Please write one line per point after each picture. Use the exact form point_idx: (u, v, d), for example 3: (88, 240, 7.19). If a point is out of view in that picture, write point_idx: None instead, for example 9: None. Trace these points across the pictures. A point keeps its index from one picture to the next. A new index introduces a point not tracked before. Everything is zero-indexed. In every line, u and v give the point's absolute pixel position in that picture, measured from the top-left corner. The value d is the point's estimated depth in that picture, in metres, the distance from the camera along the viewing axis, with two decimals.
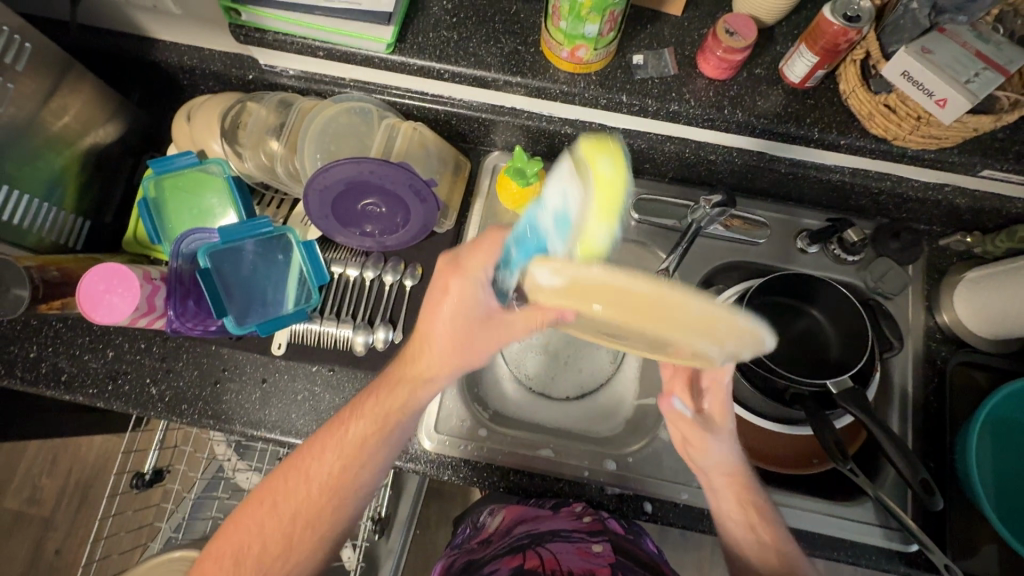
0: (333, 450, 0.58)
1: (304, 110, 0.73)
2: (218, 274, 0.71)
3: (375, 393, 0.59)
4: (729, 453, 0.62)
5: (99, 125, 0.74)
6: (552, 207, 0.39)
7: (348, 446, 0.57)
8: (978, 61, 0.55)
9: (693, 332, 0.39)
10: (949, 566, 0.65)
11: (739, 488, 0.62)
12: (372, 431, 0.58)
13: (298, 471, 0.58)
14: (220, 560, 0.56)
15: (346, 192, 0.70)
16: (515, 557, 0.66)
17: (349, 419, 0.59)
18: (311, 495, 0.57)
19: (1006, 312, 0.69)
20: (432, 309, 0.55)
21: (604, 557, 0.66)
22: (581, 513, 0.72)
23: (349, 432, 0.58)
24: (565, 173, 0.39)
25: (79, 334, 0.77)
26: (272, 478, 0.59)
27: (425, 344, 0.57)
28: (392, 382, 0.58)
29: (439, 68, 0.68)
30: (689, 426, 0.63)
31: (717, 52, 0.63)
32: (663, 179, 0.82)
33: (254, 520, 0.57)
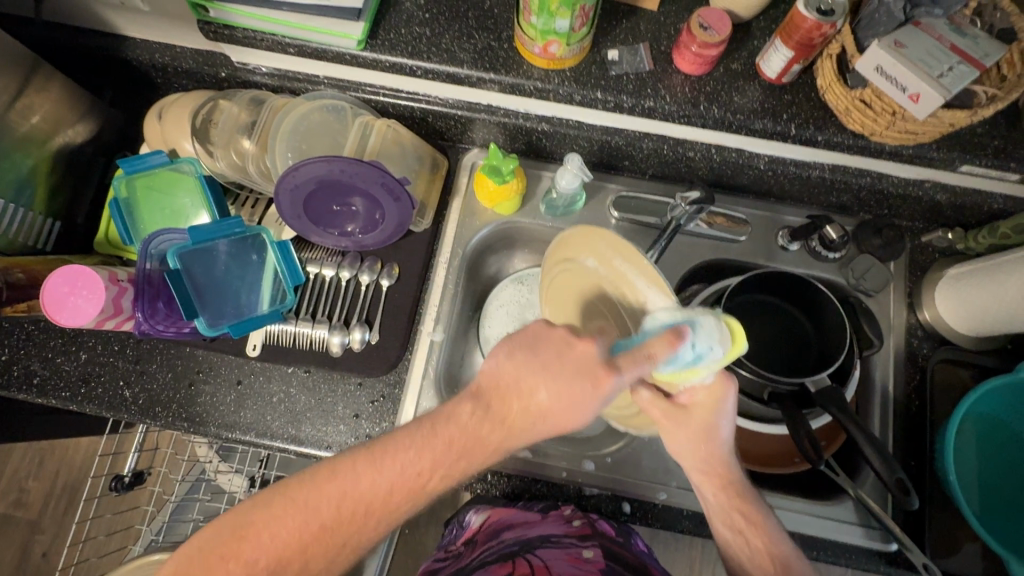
0: (402, 477, 0.46)
1: (276, 108, 0.72)
2: (188, 275, 0.70)
3: (460, 424, 0.47)
4: (714, 452, 0.55)
5: (70, 125, 0.73)
6: (691, 351, 0.47)
7: (415, 485, 0.47)
8: (953, 55, 0.54)
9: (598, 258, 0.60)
10: (927, 565, 0.64)
11: (731, 497, 0.55)
12: (445, 480, 0.47)
13: (352, 491, 0.46)
14: (251, 569, 0.45)
15: (316, 190, 0.69)
16: (504, 565, 0.61)
17: (433, 449, 0.47)
18: (370, 519, 0.47)
19: (989, 310, 0.68)
20: (559, 373, 0.47)
21: (595, 563, 0.62)
22: (570, 516, 0.68)
23: (428, 466, 0.47)
24: (714, 333, 0.46)
25: (52, 336, 0.76)
26: (303, 489, 0.46)
27: (536, 413, 0.47)
28: (481, 429, 0.48)
29: (411, 65, 0.67)
30: (676, 433, 0.55)
31: (692, 47, 0.62)
32: (644, 176, 0.81)
33: (287, 531, 0.46)
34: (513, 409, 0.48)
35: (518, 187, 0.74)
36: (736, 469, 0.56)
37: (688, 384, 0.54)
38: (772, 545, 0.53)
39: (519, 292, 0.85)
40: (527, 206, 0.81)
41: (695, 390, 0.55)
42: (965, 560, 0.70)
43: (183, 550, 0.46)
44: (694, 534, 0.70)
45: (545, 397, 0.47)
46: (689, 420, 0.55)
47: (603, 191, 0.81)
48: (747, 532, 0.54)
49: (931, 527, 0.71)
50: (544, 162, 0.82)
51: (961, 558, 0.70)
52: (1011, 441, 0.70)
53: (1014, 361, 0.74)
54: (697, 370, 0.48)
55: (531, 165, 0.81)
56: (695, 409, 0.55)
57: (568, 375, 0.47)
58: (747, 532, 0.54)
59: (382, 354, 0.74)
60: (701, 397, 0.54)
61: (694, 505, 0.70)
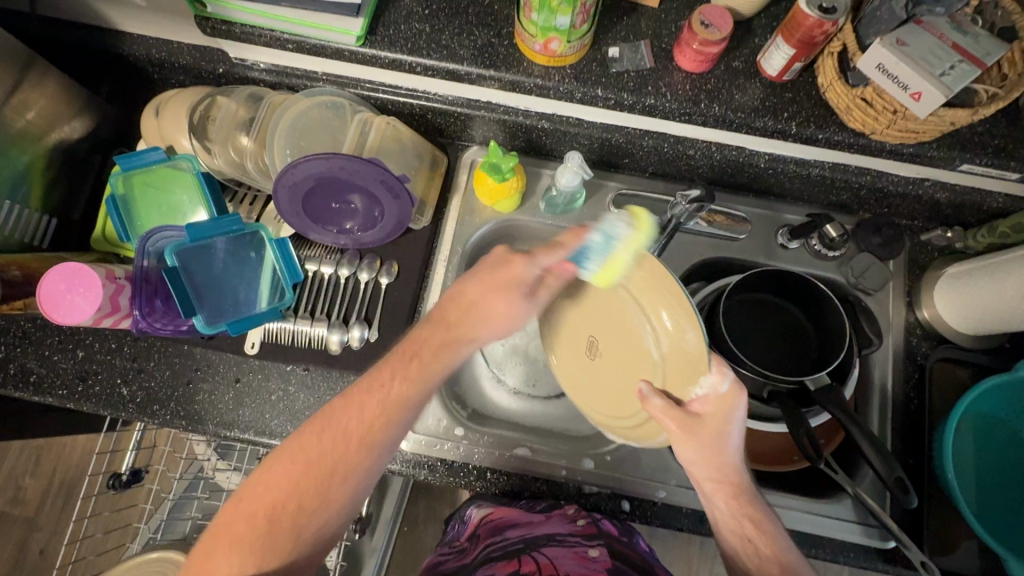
0: (370, 400, 0.53)
1: (275, 104, 0.72)
2: (186, 273, 0.70)
3: (418, 337, 0.57)
4: (725, 461, 0.56)
5: (66, 121, 0.73)
6: (605, 233, 0.56)
7: (388, 400, 0.54)
8: (955, 54, 0.54)
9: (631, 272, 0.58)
10: (925, 563, 0.64)
11: (740, 505, 0.56)
12: (407, 386, 0.54)
13: (332, 427, 0.52)
14: (252, 520, 0.50)
15: (315, 188, 0.68)
16: (510, 563, 0.63)
17: (391, 367, 0.55)
18: (350, 445, 0.52)
19: (988, 309, 0.68)
20: (489, 280, 0.57)
21: (602, 561, 0.63)
22: (574, 516, 0.69)
23: (388, 383, 0.54)
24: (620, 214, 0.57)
25: (48, 334, 0.75)
26: (292, 442, 0.52)
27: (471, 308, 0.57)
28: (433, 335, 0.57)
29: (411, 62, 0.66)
30: (685, 442, 0.56)
31: (693, 44, 0.62)
32: (643, 174, 0.81)
33: (280, 475, 0.51)
34: (457, 313, 0.57)
35: (518, 185, 0.74)
36: (745, 476, 0.57)
37: (705, 386, 0.55)
38: (781, 554, 0.54)
39: None
40: (527, 204, 0.80)
41: (708, 399, 0.56)
42: (962, 557, 0.70)
43: (204, 535, 0.51)
44: (694, 533, 0.70)
45: (480, 295, 0.57)
46: (699, 432, 0.55)
47: (603, 189, 0.80)
48: (755, 539, 0.54)
49: (929, 525, 0.71)
50: (543, 160, 0.81)
51: (959, 556, 0.70)
52: (1009, 439, 0.70)
53: (1012, 359, 0.74)
54: (617, 255, 0.57)
55: (530, 162, 0.81)
56: (709, 420, 0.55)
57: (495, 271, 0.58)
58: (756, 541, 0.54)
59: (381, 353, 0.74)
60: (713, 406, 0.55)
61: (693, 503, 0.70)
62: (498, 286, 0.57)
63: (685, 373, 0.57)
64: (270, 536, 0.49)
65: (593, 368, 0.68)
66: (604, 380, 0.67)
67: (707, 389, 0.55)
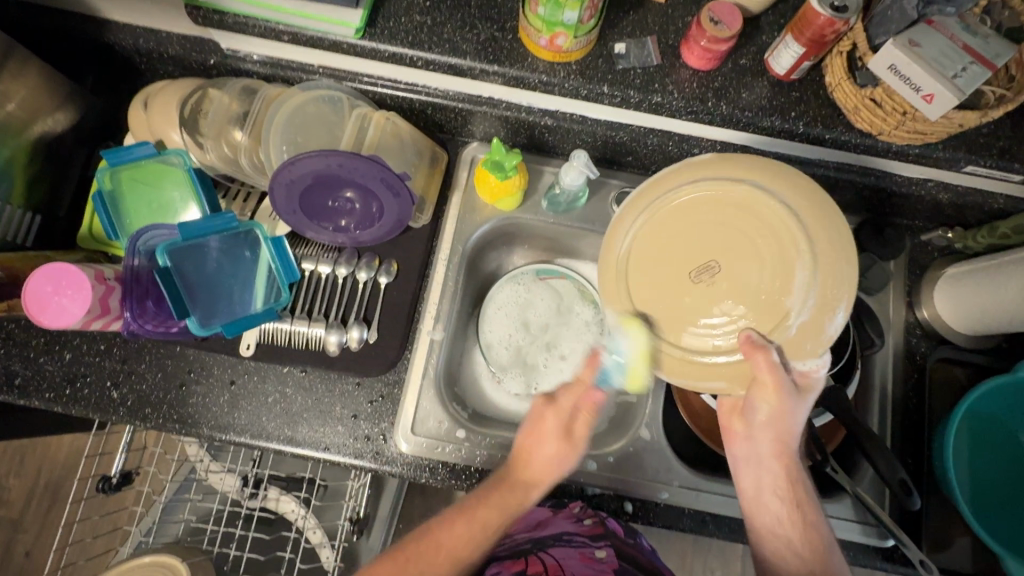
0: (462, 522, 0.56)
1: (270, 98, 0.69)
2: (180, 274, 0.68)
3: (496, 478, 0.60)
4: (795, 428, 0.56)
5: (49, 112, 0.70)
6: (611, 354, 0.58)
7: (479, 524, 0.56)
8: (965, 55, 0.53)
9: (803, 208, 0.51)
10: (923, 561, 0.65)
11: (790, 473, 0.57)
12: (494, 516, 0.57)
13: (428, 546, 0.55)
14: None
15: (313, 185, 0.66)
16: (516, 562, 0.62)
17: (482, 497, 0.58)
18: (444, 565, 0.55)
19: (987, 310, 0.68)
20: (539, 440, 0.59)
21: (608, 563, 0.62)
22: (580, 515, 0.68)
23: (480, 518, 0.56)
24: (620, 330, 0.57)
25: (33, 335, 0.72)
26: (392, 557, 0.55)
27: (528, 459, 0.59)
28: (507, 477, 0.59)
29: (411, 55, 0.64)
30: (770, 414, 0.54)
31: (701, 42, 0.61)
32: (647, 172, 0.80)
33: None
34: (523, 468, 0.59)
35: (520, 183, 0.73)
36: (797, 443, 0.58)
37: (810, 363, 0.52)
38: (819, 524, 0.57)
39: (517, 292, 0.84)
40: (528, 202, 0.79)
41: (808, 372, 0.53)
42: (957, 554, 0.71)
43: None
44: (697, 533, 0.70)
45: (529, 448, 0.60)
46: (790, 397, 0.53)
47: (605, 187, 0.79)
48: (801, 505, 0.57)
49: (926, 523, 0.72)
50: (545, 157, 0.80)
51: (953, 553, 0.71)
52: (1006, 440, 0.71)
53: (1008, 359, 0.75)
54: (634, 366, 0.57)
55: (532, 160, 0.79)
56: (800, 394, 0.54)
57: (540, 424, 0.60)
58: (803, 507, 0.57)
59: (380, 354, 0.73)
60: (809, 379, 0.54)
61: (696, 503, 0.71)
62: (545, 437, 0.59)
63: (806, 340, 0.51)
64: None
65: (672, 291, 0.55)
66: (680, 303, 0.54)
67: (807, 367, 0.53)
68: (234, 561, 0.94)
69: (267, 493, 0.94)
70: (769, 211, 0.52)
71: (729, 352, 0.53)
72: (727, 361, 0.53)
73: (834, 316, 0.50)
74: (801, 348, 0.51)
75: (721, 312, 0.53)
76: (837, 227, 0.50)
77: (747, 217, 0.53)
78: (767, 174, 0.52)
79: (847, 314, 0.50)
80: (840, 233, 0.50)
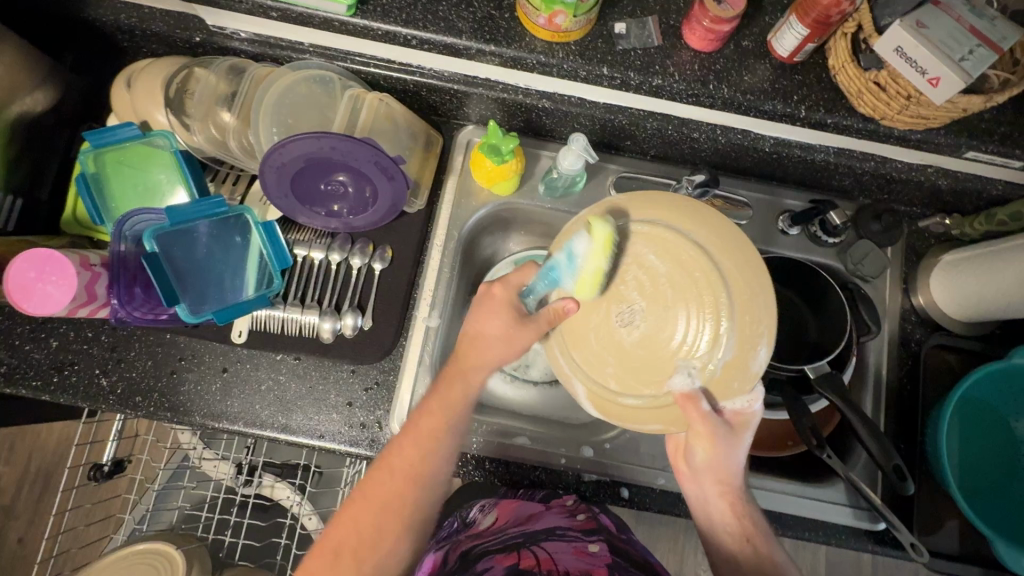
0: (417, 438, 0.56)
1: (259, 78, 0.67)
2: (166, 258, 0.66)
3: (444, 394, 0.58)
4: (735, 464, 0.57)
5: (27, 92, 0.67)
6: (566, 253, 0.57)
7: (424, 437, 0.56)
8: (972, 38, 0.52)
9: (725, 255, 0.55)
10: (914, 544, 0.66)
11: (736, 504, 0.57)
12: (439, 420, 0.57)
13: (396, 458, 0.56)
14: (324, 557, 0.51)
15: (305, 169, 0.65)
16: (509, 556, 0.61)
17: (428, 414, 0.57)
18: (405, 494, 0.54)
19: (985, 296, 0.68)
20: (483, 318, 0.60)
21: (601, 556, 0.62)
22: (573, 508, 0.70)
23: (426, 424, 0.57)
24: (584, 233, 0.57)
25: (18, 322, 0.71)
26: (355, 497, 0.54)
27: (475, 340, 0.60)
28: (452, 384, 0.59)
29: (405, 34, 0.62)
30: (710, 456, 0.56)
31: (704, 22, 0.59)
32: (645, 157, 0.79)
33: (345, 529, 0.53)
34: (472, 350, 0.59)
35: (517, 167, 0.71)
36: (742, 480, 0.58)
37: (736, 402, 0.55)
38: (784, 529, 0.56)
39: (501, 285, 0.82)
40: (525, 186, 0.78)
41: (736, 411, 0.55)
42: (945, 536, 0.72)
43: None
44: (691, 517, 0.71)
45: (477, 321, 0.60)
46: (724, 441, 0.55)
47: (604, 172, 0.78)
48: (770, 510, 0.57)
49: (915, 505, 0.73)
50: (543, 141, 0.78)
51: (942, 535, 0.72)
52: (998, 428, 0.72)
53: (1001, 346, 0.76)
54: (586, 269, 0.57)
55: (529, 143, 0.78)
56: (731, 434, 0.55)
57: (484, 304, 0.60)
58: (754, 540, 0.56)
59: (376, 341, 0.72)
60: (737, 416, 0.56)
61: None
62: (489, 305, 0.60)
63: (729, 379, 0.54)
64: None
65: (603, 327, 0.58)
66: (605, 342, 0.58)
67: (738, 406, 0.55)
68: (230, 547, 0.94)
69: (262, 480, 0.94)
70: (685, 252, 0.56)
71: (663, 397, 0.56)
72: (657, 403, 0.56)
73: (758, 352, 0.53)
74: (726, 387, 0.54)
75: (648, 355, 0.57)
76: (755, 266, 0.54)
77: (667, 258, 0.57)
78: (689, 217, 0.57)
79: (769, 351, 0.53)
80: (760, 279, 0.54)
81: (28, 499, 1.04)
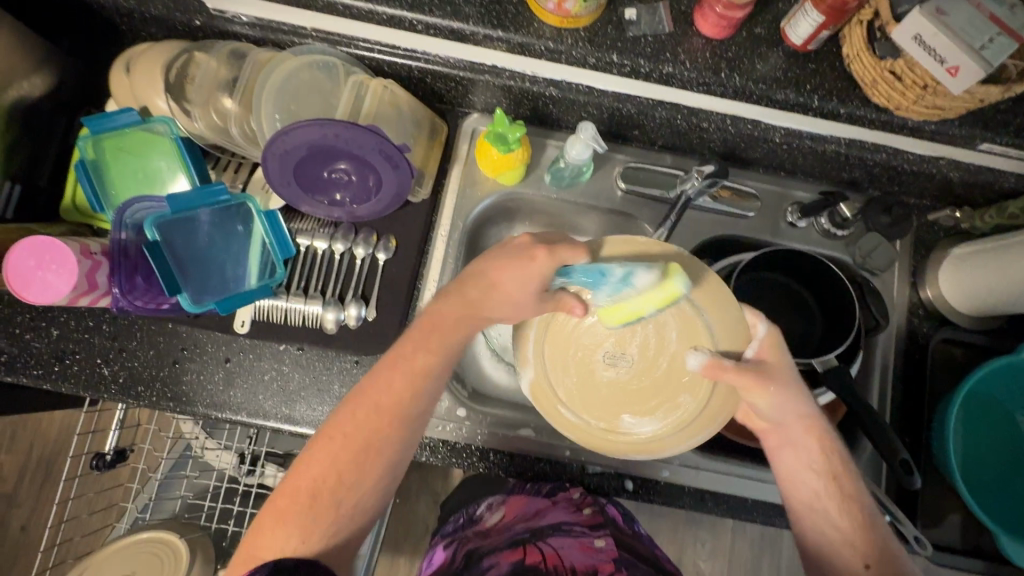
0: (397, 374, 0.54)
1: (261, 62, 0.65)
2: (168, 247, 0.65)
3: (428, 322, 0.56)
4: (805, 405, 0.56)
5: (24, 77, 0.66)
6: (625, 274, 0.58)
7: (405, 371, 0.54)
8: (992, 26, 0.51)
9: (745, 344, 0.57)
10: (918, 537, 0.65)
11: (823, 445, 0.56)
12: (427, 353, 0.55)
13: (373, 394, 0.53)
14: (296, 496, 0.51)
15: (309, 157, 0.64)
16: (515, 552, 0.64)
17: (409, 347, 0.55)
18: (386, 427, 0.53)
19: (998, 291, 0.67)
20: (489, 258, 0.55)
21: (607, 552, 0.65)
22: (579, 502, 0.70)
23: (409, 355, 0.55)
24: (654, 271, 0.58)
25: (18, 311, 0.70)
26: (326, 430, 0.53)
27: (475, 278, 0.55)
28: (443, 317, 0.55)
29: (411, 18, 0.62)
30: (780, 392, 0.55)
31: (717, 8, 0.58)
32: (652, 147, 0.78)
33: (320, 463, 0.52)
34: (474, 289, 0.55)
35: (523, 157, 0.70)
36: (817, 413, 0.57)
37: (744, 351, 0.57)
38: (830, 503, 0.55)
39: None
40: (530, 175, 0.77)
41: (759, 346, 0.57)
42: (948, 530, 0.73)
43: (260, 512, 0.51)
44: (696, 510, 0.71)
45: (509, 283, 0.54)
46: (780, 378, 0.55)
47: (611, 162, 0.77)
48: (810, 486, 0.56)
49: (920, 499, 0.73)
50: (549, 130, 0.77)
51: (946, 529, 0.73)
52: (1004, 422, 0.72)
53: (1010, 341, 0.75)
54: (627, 301, 0.59)
55: (535, 132, 0.77)
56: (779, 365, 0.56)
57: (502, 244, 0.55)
58: (840, 479, 0.56)
59: (380, 331, 0.71)
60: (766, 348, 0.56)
61: (696, 482, 0.71)
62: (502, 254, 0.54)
63: (691, 428, 0.59)
64: (323, 509, 0.51)
65: (591, 352, 0.63)
66: (578, 365, 0.63)
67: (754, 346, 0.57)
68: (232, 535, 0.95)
69: (264, 470, 0.93)
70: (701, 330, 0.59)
71: (615, 429, 0.61)
72: (603, 430, 0.61)
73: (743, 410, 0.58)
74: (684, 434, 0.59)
75: (613, 387, 0.62)
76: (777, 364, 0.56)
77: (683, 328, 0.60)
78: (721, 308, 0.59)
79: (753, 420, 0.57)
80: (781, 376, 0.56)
81: (29, 487, 1.04)
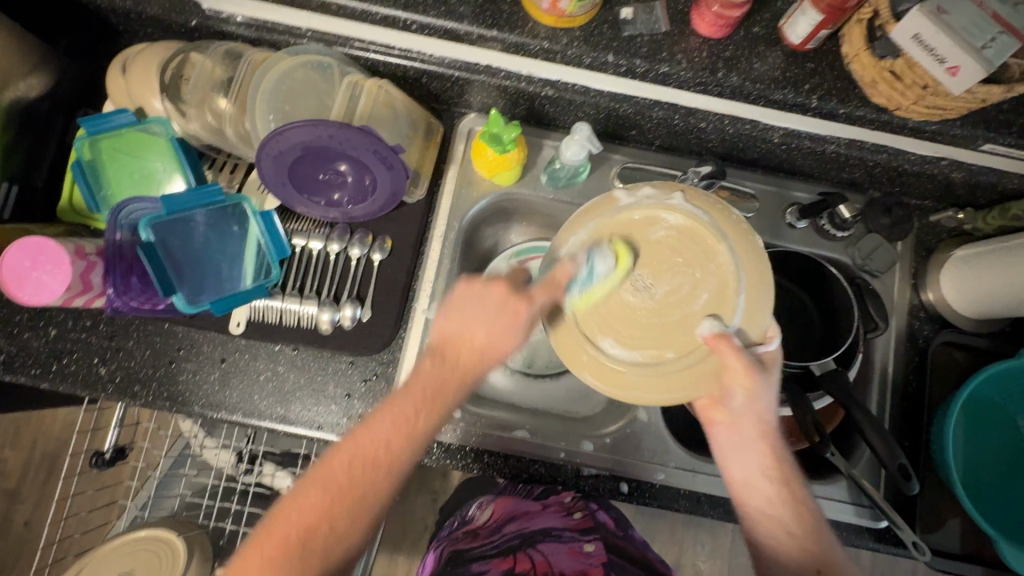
0: (390, 421, 0.50)
1: (255, 63, 0.65)
2: (163, 247, 0.65)
3: (427, 373, 0.52)
4: (771, 407, 0.54)
5: (20, 78, 0.66)
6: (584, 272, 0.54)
7: (403, 423, 0.50)
8: (994, 25, 0.50)
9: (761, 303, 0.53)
10: (918, 543, 0.63)
11: (775, 451, 0.55)
12: (424, 409, 0.51)
13: (362, 442, 0.50)
14: (279, 547, 0.46)
15: (303, 157, 0.63)
16: (505, 560, 0.63)
17: (410, 401, 0.51)
18: (376, 480, 0.49)
19: (1000, 293, 0.66)
20: (480, 307, 0.53)
21: (596, 557, 0.66)
22: (570, 508, 0.72)
23: (404, 406, 0.51)
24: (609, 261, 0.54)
25: (16, 311, 0.70)
26: (309, 478, 0.49)
27: (468, 334, 0.53)
28: (442, 376, 0.52)
29: (405, 18, 0.61)
30: (750, 396, 0.52)
31: (713, 7, 0.57)
32: (650, 147, 0.77)
33: (302, 514, 0.48)
34: (464, 350, 0.52)
35: (518, 157, 0.70)
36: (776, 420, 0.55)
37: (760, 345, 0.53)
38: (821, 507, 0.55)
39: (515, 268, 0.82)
40: (527, 175, 0.76)
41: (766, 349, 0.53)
42: (947, 535, 0.72)
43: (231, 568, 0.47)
44: (691, 512, 0.71)
45: (493, 339, 0.52)
46: (764, 381, 0.52)
47: (608, 162, 0.77)
48: (789, 483, 0.54)
49: (918, 503, 0.72)
50: (546, 130, 0.77)
51: (945, 534, 0.72)
52: (1005, 426, 0.71)
53: (1012, 343, 0.74)
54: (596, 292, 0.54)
55: (531, 132, 0.76)
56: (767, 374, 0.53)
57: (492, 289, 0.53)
58: (790, 485, 0.54)
59: (376, 332, 0.71)
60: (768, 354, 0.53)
61: (692, 484, 0.70)
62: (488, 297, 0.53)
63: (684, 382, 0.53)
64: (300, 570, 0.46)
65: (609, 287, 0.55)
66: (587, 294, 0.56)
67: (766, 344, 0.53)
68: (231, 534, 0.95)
69: (262, 469, 0.94)
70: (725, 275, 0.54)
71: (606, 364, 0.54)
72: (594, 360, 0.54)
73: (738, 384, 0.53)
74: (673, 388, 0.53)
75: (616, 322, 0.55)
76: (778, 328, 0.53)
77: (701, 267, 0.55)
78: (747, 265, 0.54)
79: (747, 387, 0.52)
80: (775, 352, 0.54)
81: (32, 483, 1.05)
